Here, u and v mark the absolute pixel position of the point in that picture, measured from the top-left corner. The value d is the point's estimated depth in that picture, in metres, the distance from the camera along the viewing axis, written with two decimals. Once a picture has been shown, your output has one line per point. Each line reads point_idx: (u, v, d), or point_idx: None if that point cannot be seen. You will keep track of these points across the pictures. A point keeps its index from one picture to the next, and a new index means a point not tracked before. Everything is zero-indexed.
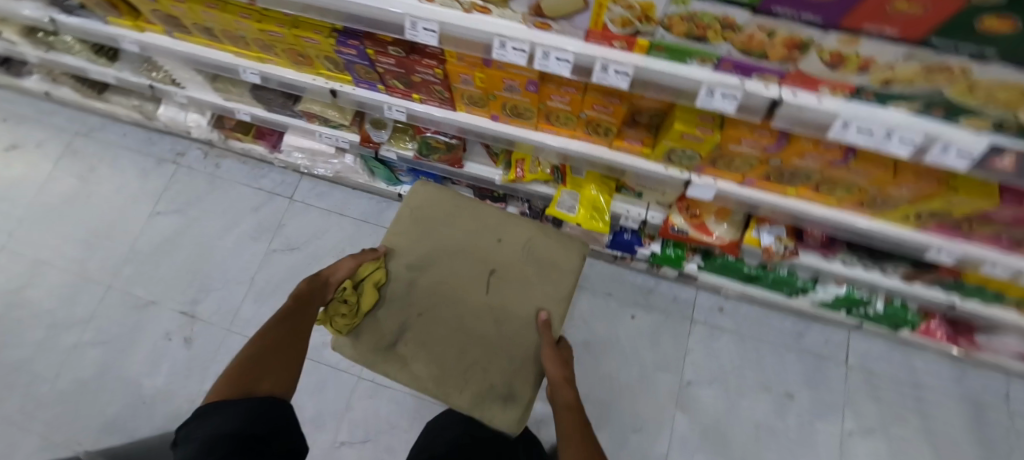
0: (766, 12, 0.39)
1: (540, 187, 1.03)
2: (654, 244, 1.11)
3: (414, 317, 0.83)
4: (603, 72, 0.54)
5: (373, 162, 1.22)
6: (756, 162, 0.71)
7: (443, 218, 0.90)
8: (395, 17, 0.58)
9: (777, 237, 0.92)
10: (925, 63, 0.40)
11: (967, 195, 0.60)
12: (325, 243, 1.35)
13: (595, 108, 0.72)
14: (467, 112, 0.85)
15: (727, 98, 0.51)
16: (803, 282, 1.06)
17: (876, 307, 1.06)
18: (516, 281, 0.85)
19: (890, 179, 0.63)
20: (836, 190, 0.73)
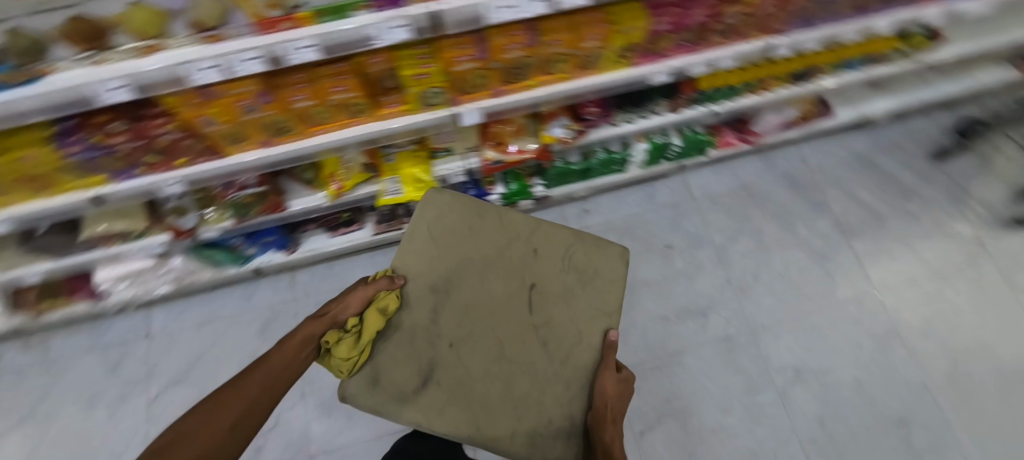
0: None
1: (364, 186, 1.37)
2: (499, 189, 1.56)
3: (449, 346, 1.14)
4: (295, 51, 0.73)
5: (213, 255, 1.48)
6: (486, 73, 1.05)
7: (455, 242, 1.27)
8: (94, 91, 0.69)
9: (565, 126, 1.37)
10: None
11: (630, 24, 1.03)
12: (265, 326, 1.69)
13: (336, 92, 0.96)
14: (251, 145, 1.03)
15: (398, 26, 0.74)
16: (620, 152, 1.61)
17: (676, 142, 1.62)
18: (551, 296, 1.23)
19: (573, 35, 1.01)
20: (554, 64, 1.08)
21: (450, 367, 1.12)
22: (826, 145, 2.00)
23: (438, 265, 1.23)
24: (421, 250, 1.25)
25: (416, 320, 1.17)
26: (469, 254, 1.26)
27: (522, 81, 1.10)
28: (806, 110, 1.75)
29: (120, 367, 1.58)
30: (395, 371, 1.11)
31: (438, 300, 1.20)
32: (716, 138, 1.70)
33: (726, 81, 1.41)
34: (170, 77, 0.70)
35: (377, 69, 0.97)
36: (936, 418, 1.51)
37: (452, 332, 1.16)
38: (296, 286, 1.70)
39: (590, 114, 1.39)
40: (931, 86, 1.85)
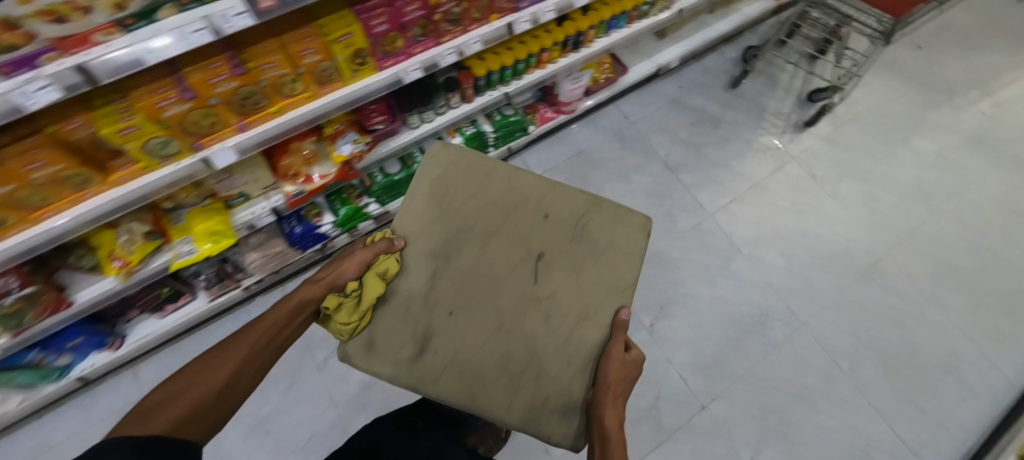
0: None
1: (159, 257, 1.26)
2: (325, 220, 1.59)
3: (449, 314, 1.08)
4: (29, 95, 0.64)
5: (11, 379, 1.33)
6: (252, 89, 1.01)
7: (459, 200, 1.16)
8: None
9: (353, 142, 1.35)
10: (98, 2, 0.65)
11: (340, 31, 1.06)
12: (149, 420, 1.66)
13: (123, 121, 0.88)
14: (55, 210, 0.93)
15: (43, 90, 0.65)
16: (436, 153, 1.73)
17: (481, 126, 1.79)
18: (558, 264, 1.12)
19: (283, 57, 1.02)
20: (291, 88, 1.08)
21: (446, 334, 1.06)
22: (637, 98, 2.33)
23: (437, 229, 1.14)
24: (424, 210, 1.15)
25: (411, 282, 1.09)
26: (472, 214, 1.15)
27: (297, 96, 1.11)
28: (596, 76, 2.03)
29: None
30: (393, 332, 1.06)
31: (437, 265, 1.11)
32: (533, 117, 1.98)
33: (501, 63, 1.51)
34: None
35: (174, 112, 0.93)
36: (786, 308, 1.91)
37: (450, 299, 1.09)
38: (140, 380, 1.68)
39: (377, 126, 1.41)
40: (708, 27, 2.28)
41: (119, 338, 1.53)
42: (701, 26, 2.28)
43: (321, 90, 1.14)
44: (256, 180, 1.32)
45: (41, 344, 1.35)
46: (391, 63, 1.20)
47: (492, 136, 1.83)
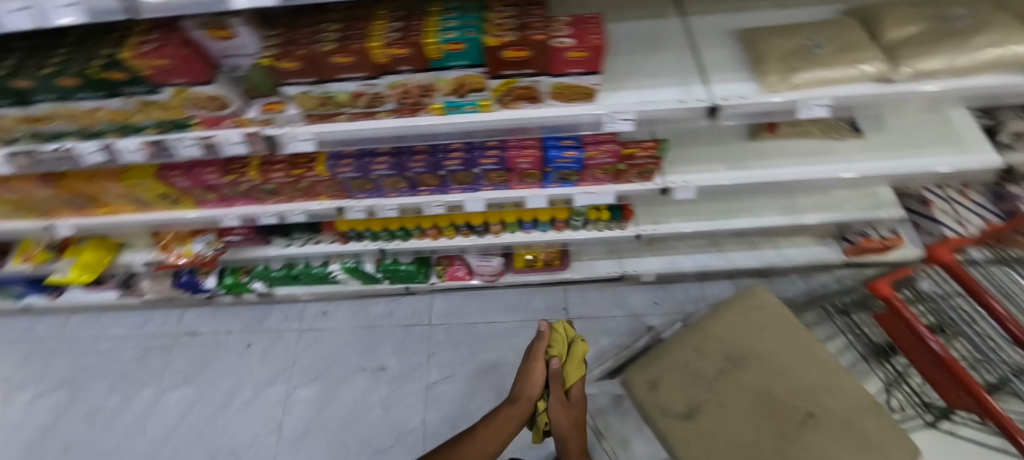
0: (373, 80, 0.54)
1: (48, 266, 1.21)
2: (212, 279, 1.33)
3: (711, 410, 0.68)
4: (294, 139, 0.61)
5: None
6: (59, 178, 0.81)
7: (765, 322, 0.76)
8: (344, 135, 0.60)
9: (206, 242, 1.09)
10: (377, 91, 0.56)
11: (140, 177, 0.80)
12: (47, 354, 1.62)
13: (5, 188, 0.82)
14: None
15: (303, 142, 0.61)
16: (318, 268, 1.27)
17: (368, 266, 1.25)
18: (851, 451, 0.61)
19: (89, 179, 0.81)
20: (126, 201, 0.87)
21: (708, 440, 0.65)
22: (596, 295, 1.42)
23: (732, 332, 0.76)
24: (720, 317, 0.78)
25: (693, 361, 0.74)
26: (775, 340, 0.74)
27: (130, 206, 0.89)
28: (525, 259, 1.30)
29: None
30: (669, 394, 0.71)
31: (720, 367, 0.72)
32: (443, 270, 1.31)
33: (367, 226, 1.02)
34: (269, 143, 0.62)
35: (14, 187, 0.81)
36: None
37: (721, 400, 0.68)
38: (40, 329, 1.68)
39: (232, 237, 1.07)
40: (718, 253, 1.34)
41: (56, 291, 1.49)
42: (712, 247, 1.34)
43: (142, 212, 0.90)
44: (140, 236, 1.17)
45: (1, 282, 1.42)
46: (226, 205, 0.87)
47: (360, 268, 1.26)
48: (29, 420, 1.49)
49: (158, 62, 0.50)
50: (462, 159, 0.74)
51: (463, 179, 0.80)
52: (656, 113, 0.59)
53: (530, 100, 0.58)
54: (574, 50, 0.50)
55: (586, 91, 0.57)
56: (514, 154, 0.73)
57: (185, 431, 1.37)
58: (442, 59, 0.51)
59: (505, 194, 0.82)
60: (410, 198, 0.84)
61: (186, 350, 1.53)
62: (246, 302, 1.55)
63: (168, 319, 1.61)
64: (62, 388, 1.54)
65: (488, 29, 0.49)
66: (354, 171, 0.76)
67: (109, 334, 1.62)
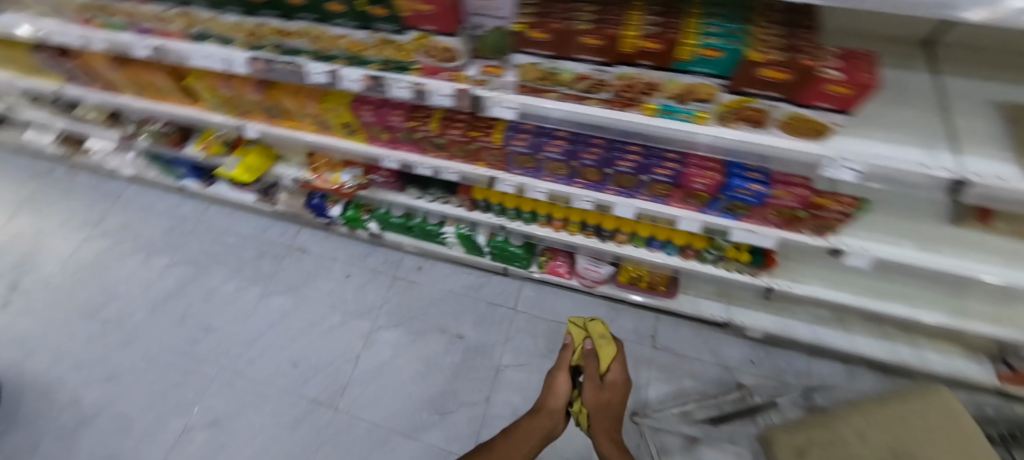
0: (606, 66, 0.55)
1: (219, 158, 1.39)
2: (337, 208, 1.44)
3: None
4: (499, 106, 0.62)
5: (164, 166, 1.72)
6: (269, 87, 0.91)
7: (943, 427, 0.68)
8: (547, 111, 0.60)
9: (353, 175, 1.18)
10: (601, 79, 0.55)
11: (335, 103, 0.87)
12: (189, 231, 1.88)
13: (224, 85, 0.95)
14: (185, 106, 1.10)
15: (506, 109, 0.63)
16: (433, 225, 1.32)
17: (479, 237, 1.28)
18: None
19: (292, 94, 0.91)
20: (311, 121, 0.95)
21: None
22: (689, 333, 1.35)
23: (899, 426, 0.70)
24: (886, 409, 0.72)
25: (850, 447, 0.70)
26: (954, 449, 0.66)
27: (310, 126, 0.97)
28: (630, 275, 1.26)
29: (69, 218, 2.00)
30: None
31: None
32: (545, 261, 1.31)
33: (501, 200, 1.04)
34: (473, 103, 0.64)
35: (234, 87, 0.93)
36: None
37: None
38: (188, 209, 1.94)
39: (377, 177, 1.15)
40: (843, 334, 1.20)
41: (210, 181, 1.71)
42: (836, 323, 1.22)
43: (319, 134, 0.98)
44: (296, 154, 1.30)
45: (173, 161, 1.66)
46: (392, 147, 0.92)
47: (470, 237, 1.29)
48: (167, 283, 1.74)
49: (422, 7, 0.56)
50: (637, 163, 0.72)
51: (624, 182, 0.79)
52: (893, 171, 0.53)
53: (751, 123, 0.54)
54: (838, 85, 0.46)
55: (818, 127, 0.52)
56: (693, 172, 0.69)
57: (280, 335, 1.53)
58: (689, 61, 0.51)
59: (660, 209, 0.80)
60: (563, 186, 0.84)
61: (296, 263, 1.69)
62: (355, 237, 1.68)
63: (285, 232, 1.78)
64: (194, 264, 1.78)
65: (751, 43, 0.48)
66: (525, 147, 0.77)
67: (237, 229, 1.84)
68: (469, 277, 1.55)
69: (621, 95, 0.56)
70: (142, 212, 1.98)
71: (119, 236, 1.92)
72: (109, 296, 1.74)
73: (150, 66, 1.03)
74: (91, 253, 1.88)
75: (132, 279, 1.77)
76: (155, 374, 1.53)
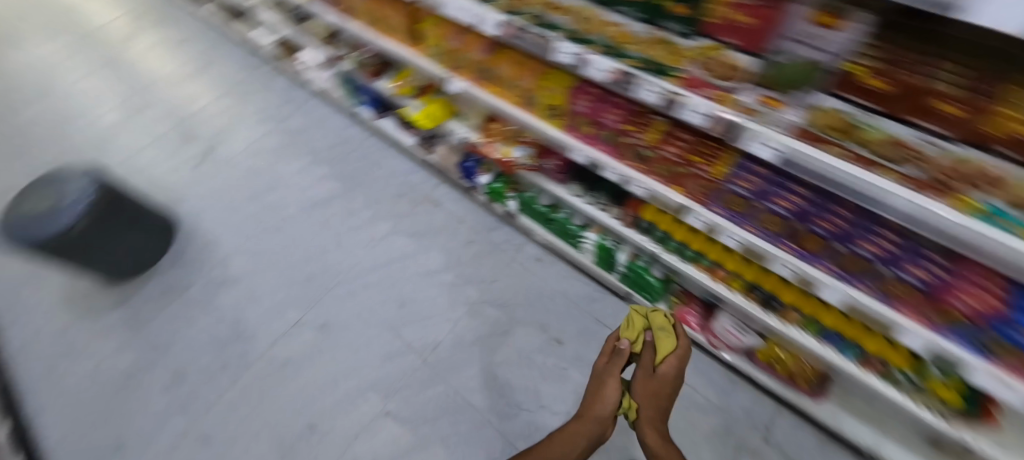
0: (953, 143, 0.49)
1: (407, 99, 1.51)
2: (485, 178, 1.47)
3: None
4: (758, 144, 0.56)
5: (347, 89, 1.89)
6: (494, 51, 0.94)
7: None
8: (817, 165, 0.52)
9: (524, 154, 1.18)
10: (933, 151, 0.49)
11: (554, 85, 0.87)
12: (347, 153, 2.06)
13: (454, 38, 1.00)
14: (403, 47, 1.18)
15: (765, 147, 0.55)
16: (575, 227, 1.28)
17: (619, 256, 1.21)
18: None
19: (514, 65, 0.92)
20: (518, 93, 0.96)
21: None
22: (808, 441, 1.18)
23: None
24: None
25: None
26: None
27: (512, 97, 0.99)
28: (772, 356, 1.10)
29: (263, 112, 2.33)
30: None
31: None
32: (678, 304, 1.20)
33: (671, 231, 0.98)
34: (728, 130, 0.57)
35: (464, 43, 0.98)
36: None
37: None
38: (352, 132, 2.13)
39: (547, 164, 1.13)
40: None
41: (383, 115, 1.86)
42: None
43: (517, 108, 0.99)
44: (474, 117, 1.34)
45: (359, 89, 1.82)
46: (588, 142, 0.89)
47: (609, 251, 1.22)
48: (318, 191, 1.95)
49: (741, 18, 0.57)
50: (888, 251, 0.61)
51: (853, 265, 0.66)
52: None
53: None
54: None
55: None
56: (970, 287, 0.56)
57: (393, 274, 1.66)
58: None
59: (886, 312, 0.65)
60: (767, 242, 0.73)
61: (427, 213, 1.78)
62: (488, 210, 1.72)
63: (427, 180, 1.88)
64: (343, 183, 1.96)
65: None
66: (750, 191, 0.69)
67: (386, 164, 1.98)
68: (583, 287, 1.51)
69: (938, 177, 0.48)
70: (317, 123, 2.22)
71: (294, 138, 2.18)
72: (272, 185, 2.01)
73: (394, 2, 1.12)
74: (271, 143, 2.18)
75: (294, 179, 2.01)
76: (288, 265, 1.75)
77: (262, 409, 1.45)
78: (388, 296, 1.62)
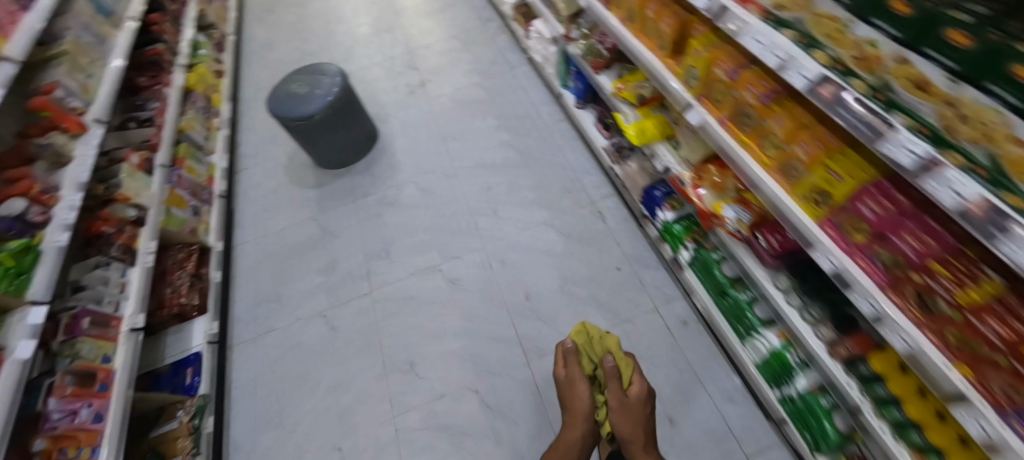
0: None
1: (622, 106, 1.41)
2: (668, 214, 1.34)
3: None
4: None
5: (564, 69, 1.87)
6: (776, 103, 0.82)
7: None
8: None
9: (739, 217, 1.02)
10: None
11: (841, 171, 0.72)
12: (534, 126, 2.06)
13: (731, 71, 0.90)
14: (660, 60, 1.12)
15: None
16: (754, 318, 1.09)
17: (798, 380, 0.99)
18: None
19: (795, 128, 0.79)
20: (778, 154, 0.82)
21: None
22: None
23: None
24: None
25: None
26: None
27: (767, 158, 0.85)
28: None
29: (479, 61, 2.46)
30: None
31: None
32: None
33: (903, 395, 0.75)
34: None
35: (742, 83, 0.88)
36: None
37: None
38: (546, 108, 2.12)
39: (764, 242, 0.97)
40: None
41: (586, 105, 1.82)
42: None
43: (769, 172, 0.84)
44: (692, 151, 1.21)
45: (576, 74, 1.79)
46: (851, 249, 0.71)
47: (785, 365, 1.01)
48: (494, 155, 2.01)
49: None
50: None
51: None
52: None
53: None
54: None
55: None
56: None
57: (530, 264, 1.65)
58: None
59: None
60: None
61: (584, 218, 1.70)
62: (649, 243, 1.58)
63: (599, 185, 1.78)
64: (519, 155, 1.97)
65: None
66: None
67: (565, 151, 1.92)
68: (721, 375, 1.30)
69: None
70: (519, 87, 2.26)
71: (495, 96, 2.26)
72: (459, 135, 2.15)
73: (678, 15, 1.07)
74: (472, 96, 2.31)
75: (480, 136, 2.11)
76: (445, 212, 1.88)
77: (381, 329, 1.66)
78: (517, 282, 1.62)
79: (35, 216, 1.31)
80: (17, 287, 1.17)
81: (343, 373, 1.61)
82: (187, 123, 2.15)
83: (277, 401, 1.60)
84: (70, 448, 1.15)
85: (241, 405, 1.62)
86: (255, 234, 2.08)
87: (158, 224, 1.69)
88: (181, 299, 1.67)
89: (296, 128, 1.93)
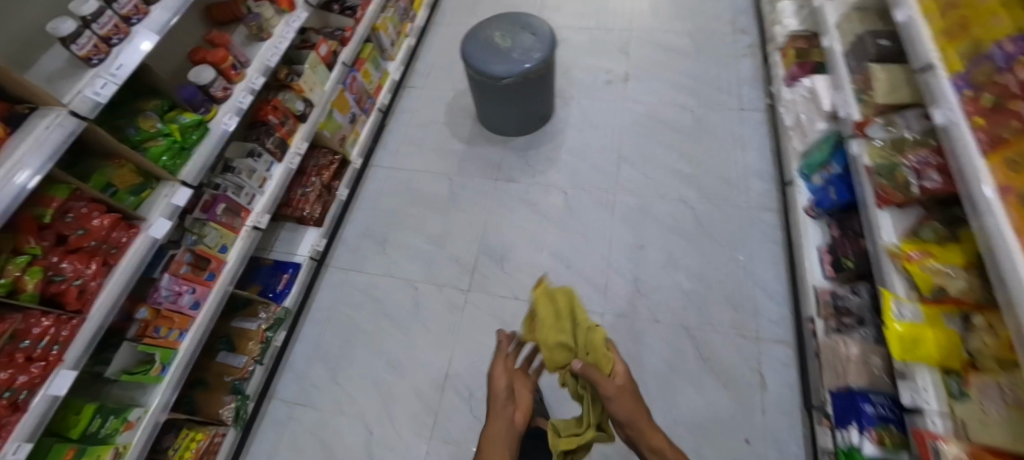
0: None
1: (897, 284, 1.04)
2: (863, 446, 0.99)
3: None
4: None
5: (818, 157, 1.41)
6: None
7: None
8: None
9: None
10: None
11: None
12: (731, 197, 1.67)
13: None
14: None
15: None
16: None
17: None
18: None
19: None
20: None
21: None
22: None
23: None
24: None
25: None
26: None
27: None
28: None
29: (704, 76, 2.00)
30: None
31: None
32: None
33: None
34: None
35: None
36: None
37: None
38: (759, 179, 1.69)
39: None
40: None
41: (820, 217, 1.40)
42: None
43: None
44: (979, 424, 0.79)
45: (835, 175, 1.34)
46: None
47: None
48: (666, 209, 1.68)
49: None
50: None
51: None
52: None
53: None
54: None
55: None
56: None
57: (644, 366, 1.40)
58: None
59: None
60: None
61: (737, 351, 1.39)
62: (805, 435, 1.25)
63: (776, 320, 1.42)
64: (696, 226, 1.63)
65: None
66: None
67: (754, 253, 1.55)
68: None
69: None
70: (738, 135, 1.81)
71: (703, 132, 1.85)
72: (637, 162, 1.81)
73: None
74: (675, 118, 1.90)
75: (662, 175, 1.76)
76: (583, 247, 1.65)
77: (459, 332, 1.56)
78: None
79: (216, 91, 1.28)
80: (177, 161, 1.16)
81: (408, 353, 1.56)
82: (382, 23, 2.02)
83: (340, 345, 1.62)
84: (163, 327, 1.19)
85: (310, 330, 1.67)
86: (392, 162, 2.02)
87: (316, 125, 1.66)
88: (305, 207, 1.66)
89: (477, 81, 1.73)
